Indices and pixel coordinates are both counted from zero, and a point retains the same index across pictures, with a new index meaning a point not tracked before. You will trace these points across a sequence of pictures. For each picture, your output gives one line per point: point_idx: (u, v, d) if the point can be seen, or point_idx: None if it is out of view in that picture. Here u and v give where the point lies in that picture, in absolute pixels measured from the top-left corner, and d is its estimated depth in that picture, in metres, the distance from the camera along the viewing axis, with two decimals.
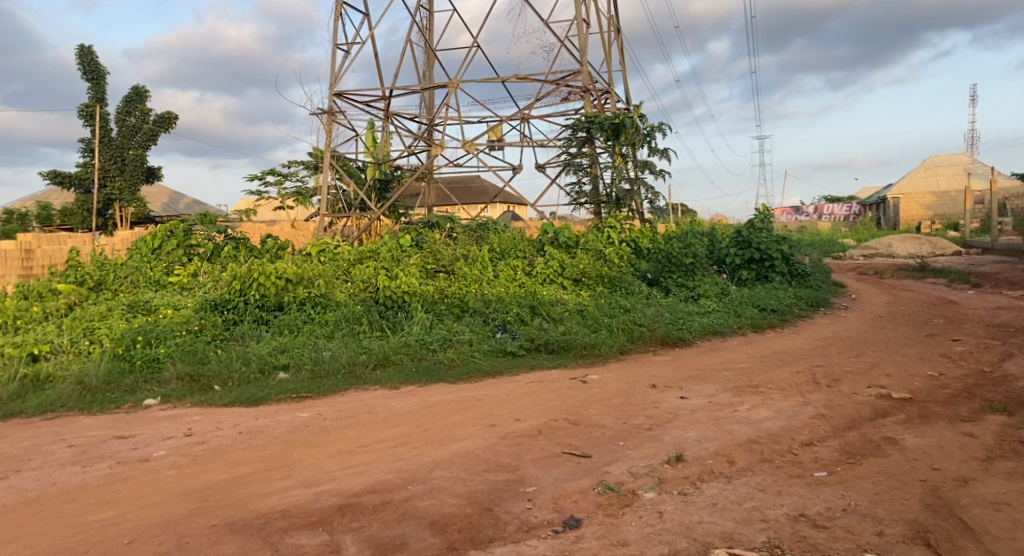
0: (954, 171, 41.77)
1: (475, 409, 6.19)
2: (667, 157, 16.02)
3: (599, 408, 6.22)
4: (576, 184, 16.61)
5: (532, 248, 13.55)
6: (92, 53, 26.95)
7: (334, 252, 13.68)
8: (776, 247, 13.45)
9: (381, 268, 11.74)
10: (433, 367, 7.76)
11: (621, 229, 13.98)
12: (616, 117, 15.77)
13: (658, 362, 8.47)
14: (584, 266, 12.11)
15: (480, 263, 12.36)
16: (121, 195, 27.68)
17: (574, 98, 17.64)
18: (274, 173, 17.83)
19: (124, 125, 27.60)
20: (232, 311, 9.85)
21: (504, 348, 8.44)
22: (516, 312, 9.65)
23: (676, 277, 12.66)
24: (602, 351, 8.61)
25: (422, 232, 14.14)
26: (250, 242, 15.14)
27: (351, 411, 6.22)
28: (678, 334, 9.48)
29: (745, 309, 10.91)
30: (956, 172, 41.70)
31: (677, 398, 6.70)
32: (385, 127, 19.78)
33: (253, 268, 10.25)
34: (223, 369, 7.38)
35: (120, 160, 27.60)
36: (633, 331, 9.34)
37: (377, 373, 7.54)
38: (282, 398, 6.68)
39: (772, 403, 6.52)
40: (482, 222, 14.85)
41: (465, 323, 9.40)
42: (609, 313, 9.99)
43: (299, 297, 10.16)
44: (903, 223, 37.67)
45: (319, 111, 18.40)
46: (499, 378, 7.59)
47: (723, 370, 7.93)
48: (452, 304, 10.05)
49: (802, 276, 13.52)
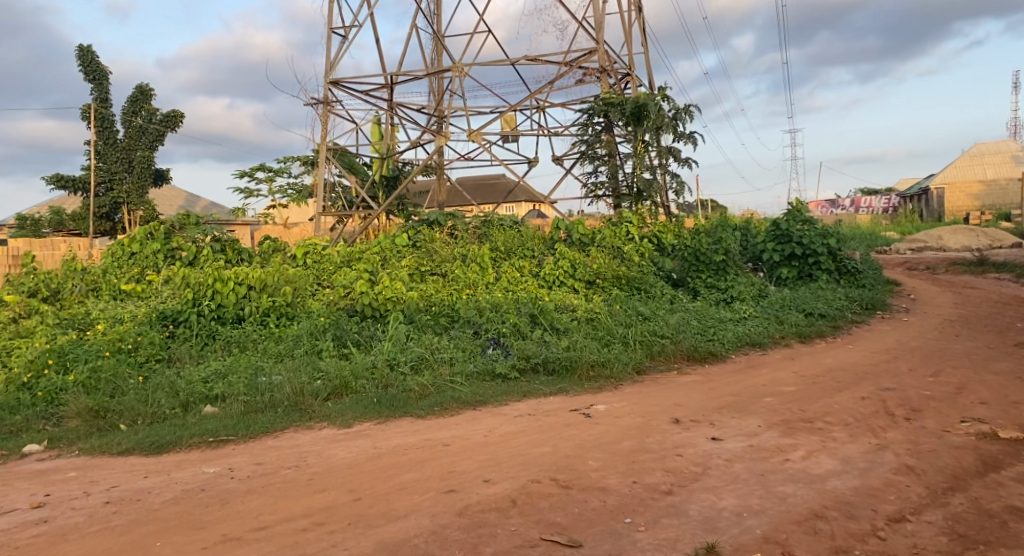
0: (1002, 159, 39.22)
1: (435, 463, 4.61)
2: (694, 143, 14.29)
3: (601, 460, 4.60)
4: (593, 175, 15.00)
5: (543, 247, 11.98)
6: (92, 53, 25.95)
7: (321, 253, 12.27)
8: (822, 241, 11.67)
9: (366, 269, 10.26)
10: (400, 396, 6.22)
11: (642, 225, 12.36)
12: (637, 98, 14.15)
13: (683, 386, 6.81)
14: (598, 266, 10.49)
15: (480, 262, 10.81)
16: (129, 199, 26.42)
17: (590, 80, 16.01)
18: (264, 169, 16.51)
19: (130, 125, 26.37)
20: (184, 325, 8.49)
21: (493, 369, 6.88)
22: (513, 322, 8.03)
23: (705, 277, 11.00)
24: (614, 371, 7.01)
25: (420, 229, 12.64)
26: (239, 245, 13.51)
27: (273, 466, 4.70)
28: (709, 346, 7.80)
29: (788, 315, 9.21)
30: (1004, 160, 39.15)
31: (707, 439, 5.06)
32: (389, 119, 18.31)
33: (210, 274, 8.92)
34: (137, 402, 5.94)
35: (127, 162, 26.44)
36: (653, 345, 7.72)
37: (326, 405, 6.07)
38: (193, 443, 5.22)
39: (837, 448, 4.85)
40: (488, 218, 13.29)
41: (452, 337, 7.85)
42: (624, 322, 8.37)
43: (262, 307, 8.79)
44: (948, 215, 35.23)
45: (315, 102, 16.99)
46: (481, 410, 6.00)
47: (765, 396, 6.26)
48: (438, 315, 8.54)
49: (853, 274, 11.72)
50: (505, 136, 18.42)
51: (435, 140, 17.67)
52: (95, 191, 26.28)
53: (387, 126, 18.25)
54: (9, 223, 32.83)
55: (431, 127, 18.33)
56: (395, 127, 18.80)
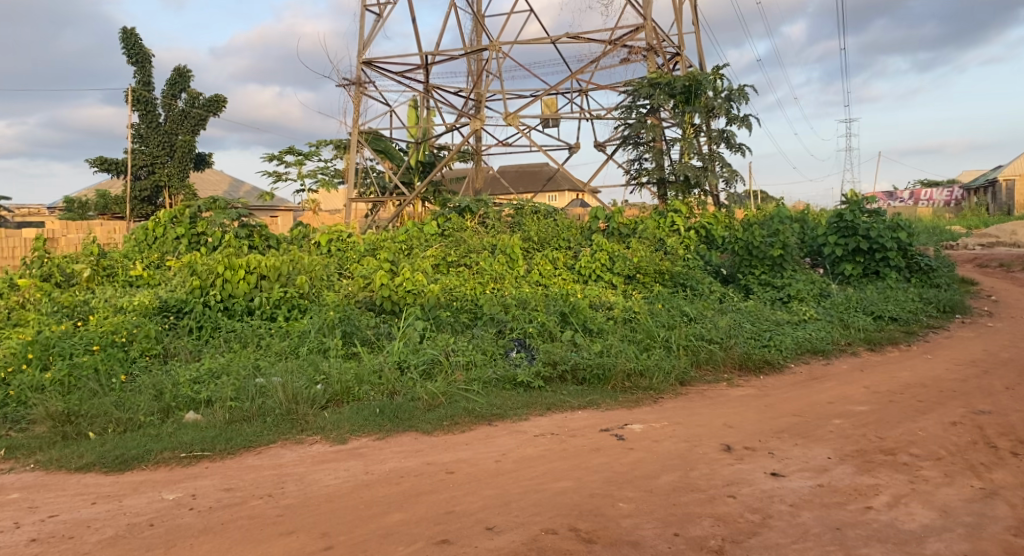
0: None
1: (431, 499, 3.81)
2: (749, 128, 13.18)
3: (633, 503, 3.75)
4: (637, 161, 14.02)
5: (580, 238, 11.11)
6: (136, 35, 25.74)
7: (346, 241, 11.62)
8: (892, 234, 10.51)
9: (388, 258, 9.55)
10: (405, 406, 5.45)
11: (689, 215, 11.40)
12: (686, 78, 13.12)
13: (735, 401, 5.89)
14: (639, 260, 9.56)
15: (511, 252, 9.99)
16: (170, 181, 26.11)
17: (635, 59, 14.99)
18: (293, 152, 15.95)
19: (172, 109, 26.17)
20: (188, 316, 7.90)
21: (514, 376, 6.06)
22: (540, 321, 7.20)
23: (758, 274, 9.98)
24: (653, 382, 6.15)
25: (450, 217, 11.90)
26: (267, 230, 13.04)
27: (243, 496, 3.96)
28: (764, 354, 6.84)
29: (854, 318, 8.16)
30: None
31: (765, 476, 4.16)
32: (424, 102, 17.58)
33: (218, 260, 8.31)
34: (111, 406, 5.29)
35: (169, 146, 26.21)
36: (700, 351, 6.80)
37: (322, 415, 5.33)
38: (162, 460, 4.52)
39: (931, 492, 3.90)
40: (522, 206, 12.46)
41: (473, 337, 7.06)
42: (667, 323, 7.46)
43: (273, 299, 8.14)
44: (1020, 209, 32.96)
45: (347, 82, 16.32)
46: (497, 426, 5.20)
47: (833, 417, 5.30)
48: (460, 313, 7.76)
49: (926, 272, 10.54)
50: (545, 120, 17.49)
51: (472, 124, 16.86)
52: (138, 174, 26.07)
53: (423, 109, 17.49)
54: (58, 206, 33.17)
55: (468, 111, 17.52)
56: (432, 110, 18.04)
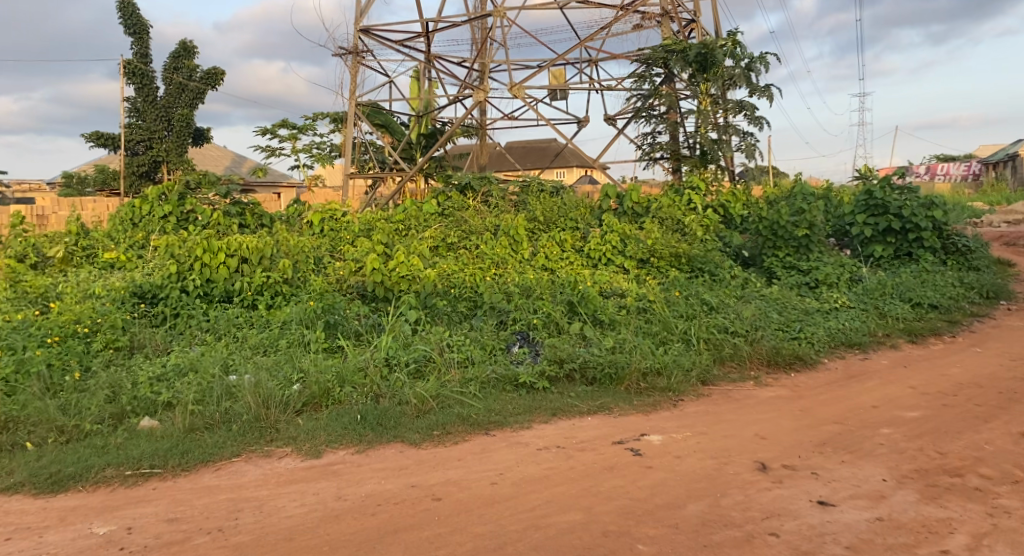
0: None
1: (412, 538, 3.16)
2: (770, 99, 12.35)
3: (654, 546, 3.10)
4: (650, 136, 13.25)
5: (590, 218, 10.38)
6: (132, 6, 24.72)
7: (340, 222, 10.95)
8: (926, 213, 9.74)
9: (382, 237, 8.86)
10: (390, 412, 4.79)
11: (706, 194, 10.67)
12: (703, 45, 12.27)
13: (765, 405, 5.19)
14: (653, 242, 8.83)
15: (515, 230, 9.28)
16: (168, 157, 25.22)
17: (648, 25, 14.13)
18: (288, 126, 15.23)
19: (171, 82, 25.23)
20: (163, 303, 7.26)
21: (515, 376, 5.39)
22: (546, 311, 6.53)
23: (782, 256, 9.25)
24: (671, 382, 5.46)
25: (451, 196, 11.20)
26: (259, 209, 12.36)
27: (188, 529, 3.32)
28: (794, 348, 6.14)
29: (890, 306, 7.43)
30: None
31: (811, 507, 3.48)
32: (426, 73, 16.78)
33: (196, 241, 7.65)
34: (55, 410, 4.66)
35: (167, 120, 25.26)
36: (723, 346, 6.10)
37: (295, 423, 4.68)
38: (103, 480, 3.88)
39: (1017, 530, 3.21)
40: (529, 184, 11.73)
41: (471, 330, 6.39)
42: (685, 313, 6.77)
43: (255, 285, 7.48)
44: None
45: (344, 52, 15.53)
46: (494, 438, 4.53)
47: (881, 426, 4.61)
48: (457, 302, 7.08)
49: (963, 253, 9.77)
50: (553, 92, 16.65)
51: (476, 97, 16.05)
52: (136, 149, 25.18)
53: (425, 81, 16.69)
54: (57, 181, 32.50)
55: (473, 83, 16.69)
56: (434, 82, 17.22)
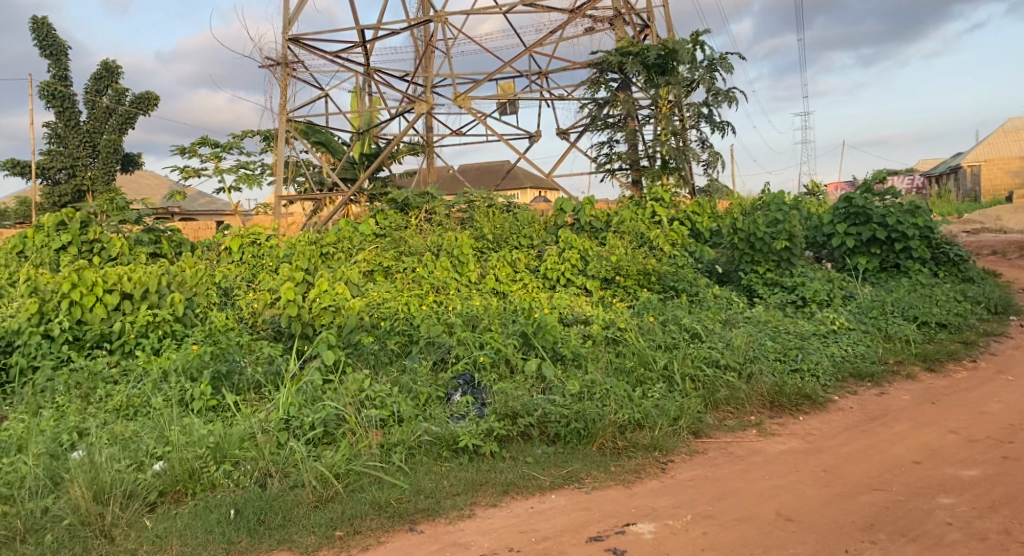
0: None
1: None
2: (734, 103, 11.44)
3: None
4: (607, 145, 12.19)
5: (545, 236, 9.25)
6: (49, 26, 21.86)
7: (263, 248, 9.56)
8: (913, 220, 8.84)
9: (303, 261, 7.53)
10: (278, 502, 3.52)
11: (670, 205, 9.59)
12: (662, 46, 11.31)
13: (778, 465, 4.02)
14: (618, 259, 7.69)
15: (459, 245, 8.04)
16: (93, 186, 22.06)
17: (600, 29, 13.20)
18: (207, 144, 13.76)
19: (96, 106, 22.19)
20: (18, 351, 5.79)
21: (455, 437, 4.11)
22: (495, 347, 5.30)
23: (762, 272, 8.20)
24: (656, 437, 4.26)
25: (389, 214, 9.94)
26: (175, 236, 10.94)
27: None
28: (800, 387, 5.01)
29: (895, 326, 6.40)
30: None
31: None
32: (365, 86, 15.53)
33: (65, 274, 6.22)
34: None
35: (92, 145, 22.19)
36: (715, 388, 4.95)
37: (141, 527, 3.40)
38: None
39: None
40: (477, 197, 10.50)
41: (403, 375, 5.11)
42: (662, 343, 5.61)
43: (137, 325, 6.04)
44: (983, 194, 31.63)
45: (272, 63, 14.16)
46: (423, 540, 3.26)
47: (939, 493, 3.47)
48: (388, 339, 5.80)
49: (954, 264, 8.89)
50: (502, 105, 15.55)
51: (418, 109, 14.84)
52: (57, 178, 22.00)
53: (365, 95, 15.39)
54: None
55: (417, 96, 15.46)
56: (375, 96, 15.97)
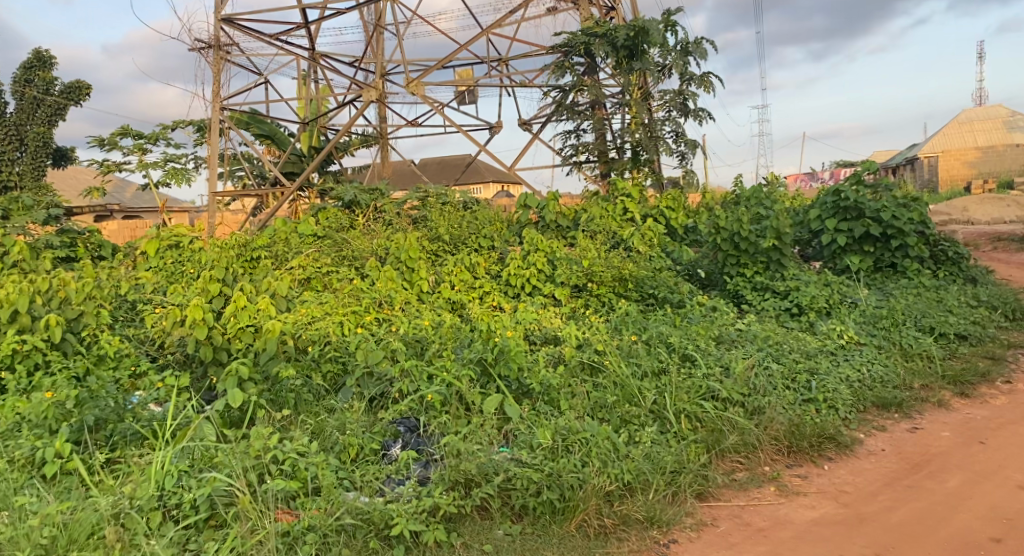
0: (993, 126, 35.88)
1: None
2: (709, 89, 10.54)
3: None
4: (573, 135, 11.20)
5: (507, 236, 8.23)
6: None
7: (186, 253, 8.34)
8: (910, 216, 8.03)
9: (222, 269, 6.36)
10: None
11: (642, 201, 8.62)
12: (631, 27, 10.33)
13: (814, 544, 3.08)
14: (591, 264, 6.71)
15: (407, 249, 6.96)
16: (22, 182, 20.03)
17: (564, 9, 12.17)
18: (130, 135, 12.38)
19: (22, 97, 20.24)
20: None
21: (388, 518, 3.08)
22: (445, 380, 4.25)
23: (750, 275, 7.25)
24: (652, 507, 3.28)
25: (332, 212, 8.80)
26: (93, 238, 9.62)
27: None
28: (821, 426, 4.07)
29: (913, 340, 5.53)
30: (994, 127, 35.85)
31: None
32: (310, 72, 14.27)
33: None
34: None
35: (19, 140, 20.20)
36: (720, 431, 3.99)
37: None
38: None
39: None
40: (431, 194, 9.41)
41: (329, 420, 4.03)
42: (648, 371, 4.62)
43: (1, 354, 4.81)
44: (941, 184, 31.40)
45: (203, 46, 12.80)
46: None
47: None
48: (315, 371, 4.72)
49: (954, 263, 8.12)
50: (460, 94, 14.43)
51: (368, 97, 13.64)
52: None
53: (310, 82, 14.13)
54: None
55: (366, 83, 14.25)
56: (322, 84, 14.71)
